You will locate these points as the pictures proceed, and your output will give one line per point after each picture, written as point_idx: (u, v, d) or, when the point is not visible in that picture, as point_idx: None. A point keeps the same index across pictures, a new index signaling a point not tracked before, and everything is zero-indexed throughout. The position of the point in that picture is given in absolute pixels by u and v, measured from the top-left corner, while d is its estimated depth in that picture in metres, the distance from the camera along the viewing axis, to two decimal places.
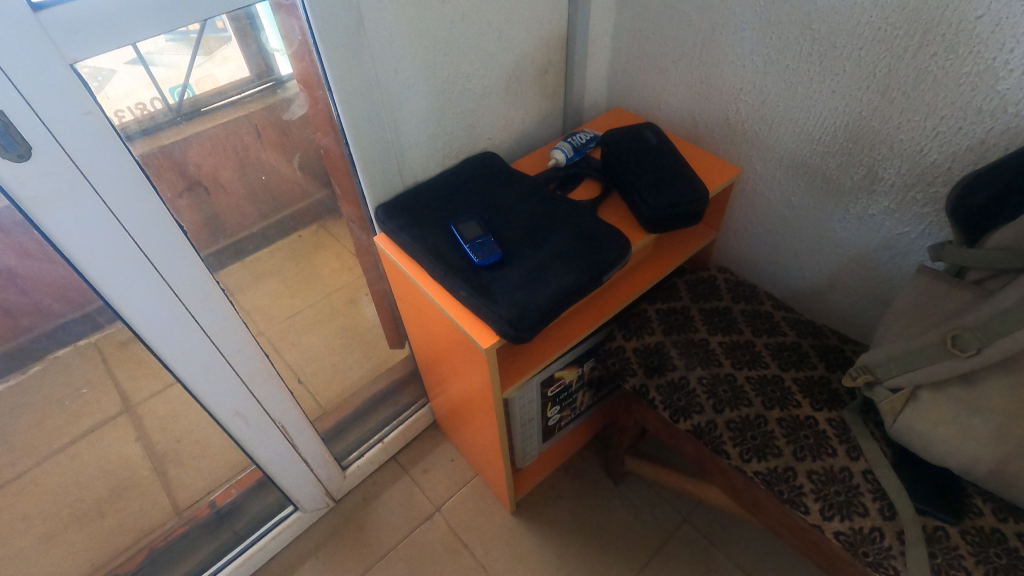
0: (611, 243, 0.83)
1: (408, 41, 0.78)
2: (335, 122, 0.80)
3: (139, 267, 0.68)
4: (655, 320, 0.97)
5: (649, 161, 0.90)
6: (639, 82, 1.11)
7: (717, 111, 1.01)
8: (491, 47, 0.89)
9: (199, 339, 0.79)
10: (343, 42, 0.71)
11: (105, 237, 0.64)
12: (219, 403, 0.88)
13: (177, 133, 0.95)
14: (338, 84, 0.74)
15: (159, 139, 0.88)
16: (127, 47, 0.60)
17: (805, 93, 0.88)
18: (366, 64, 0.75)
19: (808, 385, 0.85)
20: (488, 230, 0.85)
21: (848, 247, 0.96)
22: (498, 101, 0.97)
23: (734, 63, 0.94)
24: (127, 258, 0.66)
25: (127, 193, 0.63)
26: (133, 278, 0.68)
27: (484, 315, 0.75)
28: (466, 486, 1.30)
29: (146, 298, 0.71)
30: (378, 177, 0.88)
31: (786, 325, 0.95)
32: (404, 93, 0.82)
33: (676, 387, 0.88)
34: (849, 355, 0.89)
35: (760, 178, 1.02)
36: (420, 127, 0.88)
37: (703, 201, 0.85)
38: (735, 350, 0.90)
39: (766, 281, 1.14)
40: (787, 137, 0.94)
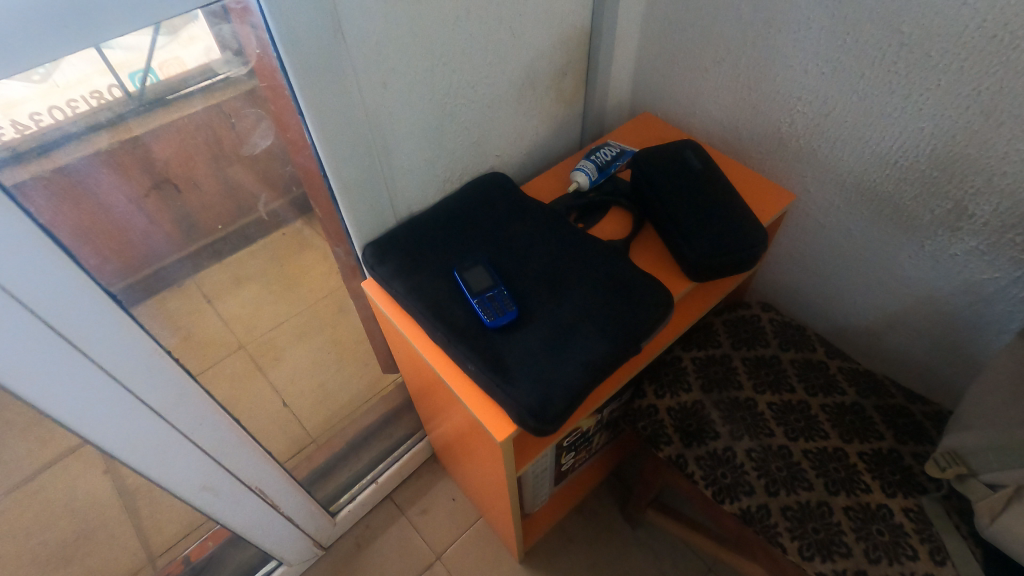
0: (649, 298, 0.68)
1: (400, 51, 0.61)
2: (308, 148, 0.64)
3: (62, 354, 0.53)
4: (692, 373, 0.83)
5: (691, 192, 0.75)
6: (670, 83, 0.94)
7: (767, 123, 0.85)
8: (501, 50, 0.72)
9: (148, 420, 0.65)
10: (314, 56, 0.55)
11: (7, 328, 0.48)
12: (180, 481, 0.74)
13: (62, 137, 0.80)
14: (310, 106, 0.58)
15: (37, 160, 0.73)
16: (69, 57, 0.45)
17: (880, 109, 0.73)
18: (346, 79, 0.58)
19: (876, 462, 0.72)
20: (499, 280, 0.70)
21: (917, 287, 0.82)
22: (508, 112, 0.80)
23: (793, 69, 0.78)
24: (46, 346, 0.51)
25: (32, 270, 0.47)
26: (53, 368, 0.53)
27: (499, 398, 0.61)
28: (468, 530, 1.19)
29: (73, 389, 0.56)
30: (365, 212, 0.72)
31: (844, 379, 0.81)
32: (394, 112, 0.66)
33: (719, 461, 0.75)
34: (920, 420, 0.77)
35: (814, 202, 0.87)
36: (413, 149, 0.72)
37: (760, 249, 0.71)
38: (788, 414, 0.77)
39: (810, 314, 1.00)
40: (853, 159, 0.79)
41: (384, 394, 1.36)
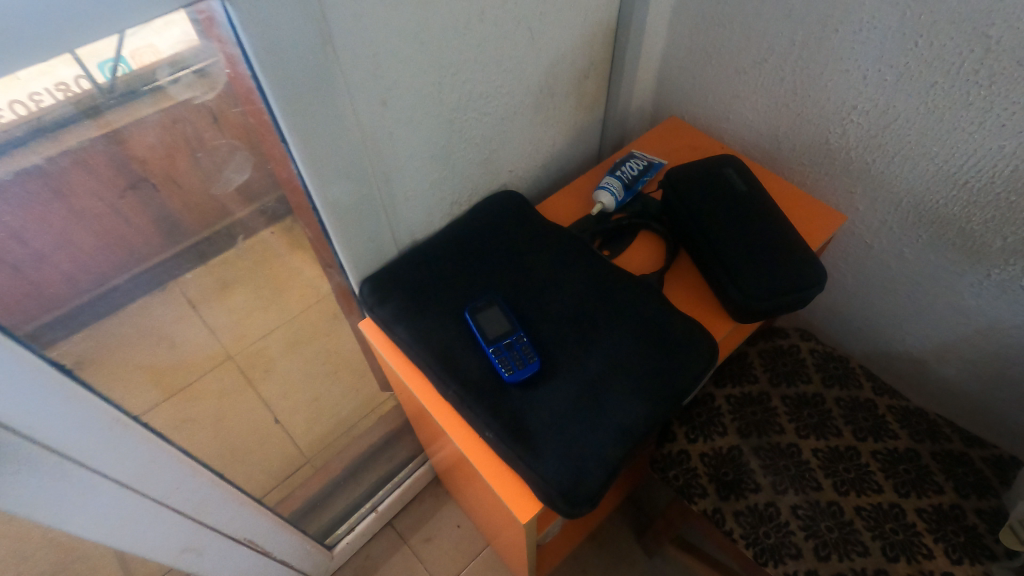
0: (689, 345, 0.59)
1: (398, 61, 0.51)
2: (291, 176, 0.54)
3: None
4: (727, 414, 0.75)
5: (733, 216, 0.65)
6: (703, 83, 0.84)
7: (813, 132, 0.76)
8: (516, 54, 0.62)
9: (115, 493, 0.56)
10: (296, 74, 0.45)
11: None
12: (157, 548, 0.65)
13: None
14: (290, 131, 0.48)
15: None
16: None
17: (952, 123, 0.63)
18: (335, 98, 0.48)
19: (937, 521, 0.65)
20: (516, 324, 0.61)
21: (977, 319, 0.74)
22: (522, 123, 0.70)
23: (850, 73, 0.68)
24: None
25: None
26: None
27: (522, 472, 0.52)
28: (474, 560, 1.12)
29: (14, 475, 0.46)
30: (361, 244, 0.63)
31: (895, 421, 0.74)
32: (393, 132, 0.56)
33: (761, 518, 0.67)
34: (981, 469, 0.69)
35: (862, 221, 0.78)
36: (416, 171, 0.62)
37: (817, 289, 0.60)
38: (836, 463, 0.70)
39: (848, 338, 0.92)
40: (914, 176, 0.70)
41: (382, 412, 1.28)
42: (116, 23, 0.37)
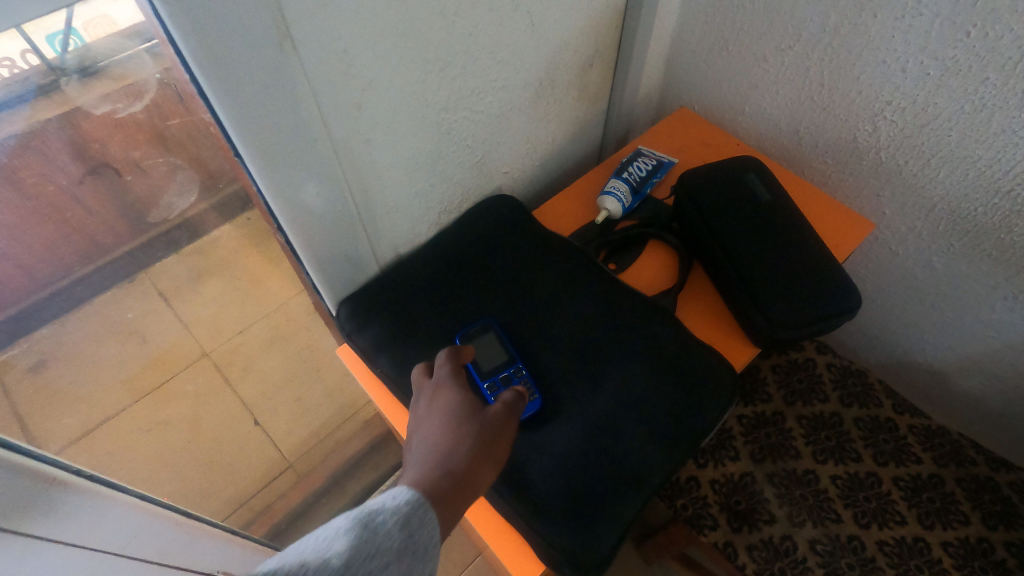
0: (708, 379, 0.53)
1: (373, 57, 0.43)
2: (250, 191, 0.46)
3: None
4: (739, 437, 0.70)
5: (755, 229, 0.58)
6: (718, 70, 0.76)
7: (837, 129, 0.69)
8: (513, 42, 0.54)
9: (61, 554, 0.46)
10: (247, 77, 0.37)
11: None
12: None
13: None
14: (244, 143, 0.40)
15: None
16: None
17: (999, 124, 0.56)
18: (299, 105, 0.40)
19: (963, 556, 0.60)
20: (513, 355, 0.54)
21: (1007, 334, 0.68)
22: (519, 120, 0.63)
23: (885, 65, 0.61)
24: None
25: None
26: None
27: (524, 531, 0.47)
28: None
29: None
30: (338, 263, 0.55)
31: (918, 443, 0.68)
32: (370, 138, 0.48)
33: (776, 553, 0.63)
34: (1008, 496, 0.64)
35: (887, 225, 0.72)
36: (399, 179, 0.54)
37: (849, 313, 0.54)
38: (856, 492, 0.65)
39: (863, 345, 0.87)
40: (950, 180, 0.63)
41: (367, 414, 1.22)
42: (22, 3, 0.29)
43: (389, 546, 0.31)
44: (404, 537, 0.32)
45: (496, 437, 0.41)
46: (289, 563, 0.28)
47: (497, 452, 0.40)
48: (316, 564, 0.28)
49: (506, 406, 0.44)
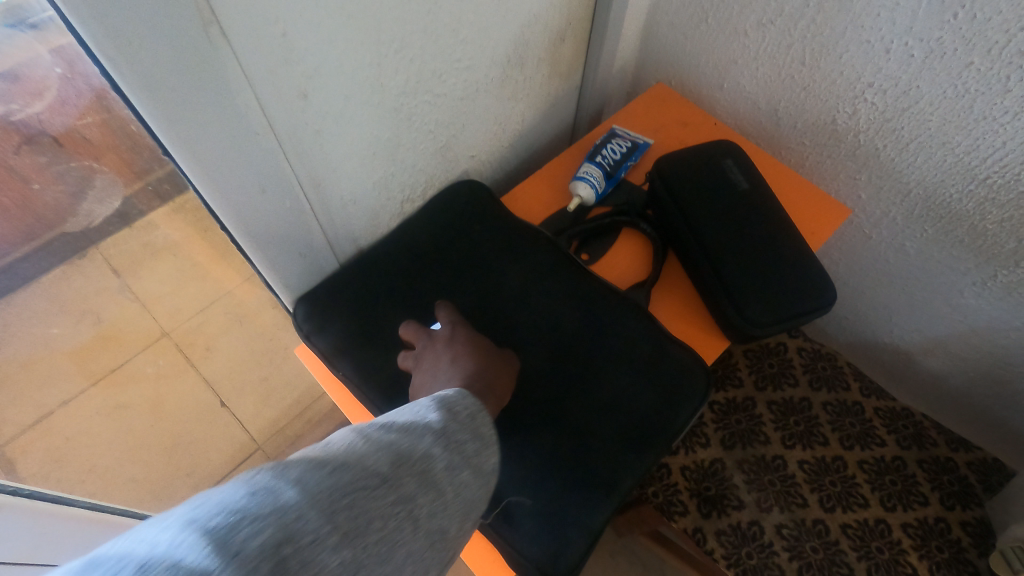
0: (682, 378, 0.51)
1: (318, 40, 0.38)
2: (186, 188, 0.42)
3: None
4: (710, 423, 0.70)
5: (731, 219, 0.56)
6: (697, 44, 0.73)
7: (817, 110, 0.67)
8: (478, 18, 0.49)
9: None
10: (166, 68, 0.32)
11: None
12: None
13: None
14: (170, 139, 0.35)
15: None
16: None
17: (981, 110, 0.55)
18: (235, 97, 0.36)
19: (923, 536, 0.62)
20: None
21: (975, 318, 0.69)
22: (485, 101, 0.59)
23: (868, 45, 0.58)
24: None
25: None
26: None
27: (494, 539, 0.46)
28: None
29: None
30: (291, 261, 0.52)
31: (883, 426, 0.70)
32: (319, 130, 0.44)
33: (744, 537, 0.64)
34: (965, 476, 0.66)
35: (863, 210, 0.71)
36: (356, 170, 0.50)
37: (824, 307, 0.53)
38: (823, 476, 0.66)
39: (833, 326, 0.87)
40: (927, 166, 0.62)
41: None
42: None
43: (471, 422, 0.32)
44: (477, 419, 0.33)
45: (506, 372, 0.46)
46: (397, 421, 0.30)
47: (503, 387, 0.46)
48: (417, 424, 0.30)
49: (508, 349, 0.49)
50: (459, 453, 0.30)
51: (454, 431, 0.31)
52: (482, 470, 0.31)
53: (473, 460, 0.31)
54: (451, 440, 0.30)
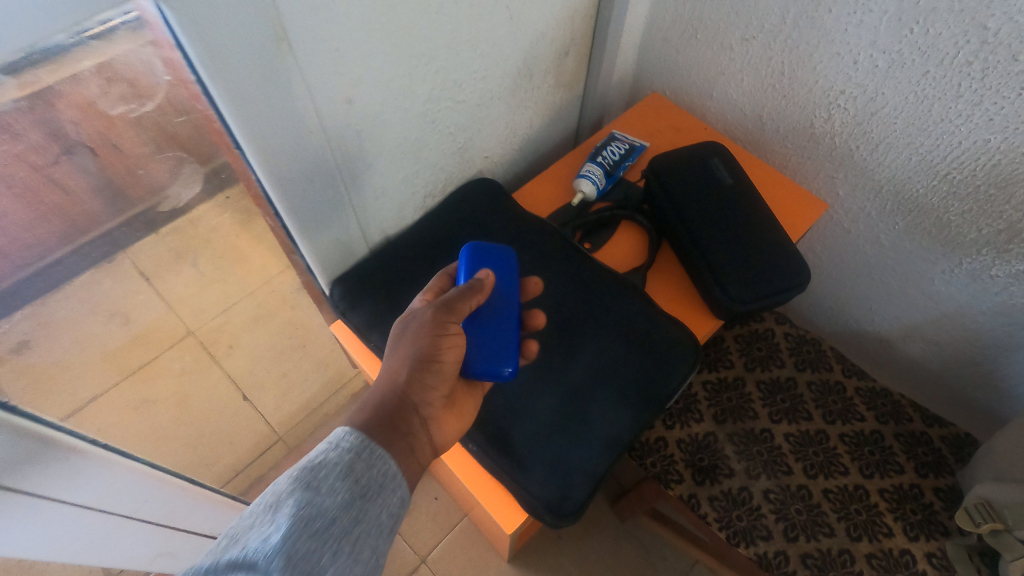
0: (674, 348, 0.58)
1: (364, 55, 0.46)
2: (248, 179, 0.49)
3: None
4: (704, 401, 0.76)
5: (718, 210, 0.63)
6: (688, 57, 0.80)
7: (796, 114, 0.74)
8: (494, 36, 0.57)
9: (87, 522, 0.53)
10: (250, 78, 0.40)
11: None
12: (136, 561, 0.65)
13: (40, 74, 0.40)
14: (244, 136, 0.43)
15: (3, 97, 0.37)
16: None
17: (939, 114, 0.62)
18: (295, 102, 0.44)
19: (897, 500, 0.68)
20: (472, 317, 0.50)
21: (946, 304, 0.75)
22: (498, 107, 0.66)
23: (839, 57, 0.65)
24: None
25: None
26: None
27: (510, 486, 0.52)
28: (454, 531, 1.10)
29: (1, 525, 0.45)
30: (329, 247, 0.59)
31: (863, 403, 0.76)
32: (359, 130, 0.51)
33: (734, 502, 0.70)
34: (939, 448, 0.72)
35: (842, 207, 0.78)
36: (386, 167, 0.58)
37: (800, 286, 0.60)
38: (807, 448, 0.72)
39: (819, 316, 0.93)
40: (895, 164, 0.69)
41: (354, 388, 1.25)
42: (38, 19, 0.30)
43: (323, 518, 0.33)
44: (335, 506, 0.34)
45: (438, 345, 0.46)
46: (230, 555, 0.31)
47: (443, 361, 0.46)
48: (255, 547, 0.31)
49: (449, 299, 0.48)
50: (312, 557, 0.32)
51: (298, 542, 0.32)
52: (347, 557, 0.34)
53: (341, 547, 0.34)
54: (295, 552, 0.31)
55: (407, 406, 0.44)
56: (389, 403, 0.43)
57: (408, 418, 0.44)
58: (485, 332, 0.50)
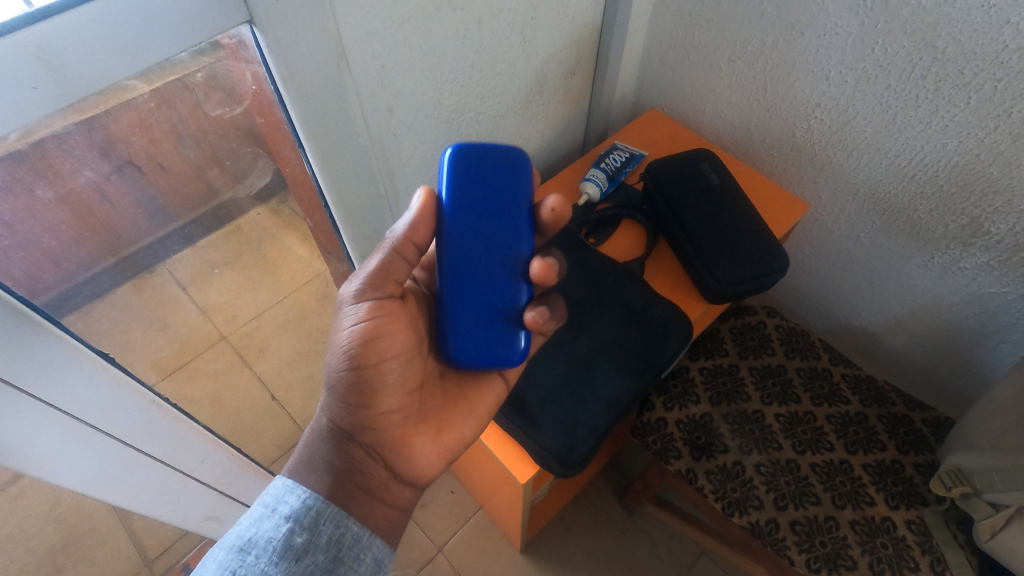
0: (668, 327, 0.66)
1: (404, 72, 0.56)
2: (305, 175, 0.59)
3: (68, 429, 0.52)
4: (701, 385, 0.83)
5: (706, 208, 0.71)
6: (683, 77, 0.90)
7: (780, 125, 0.83)
8: (509, 58, 0.67)
9: (150, 467, 0.64)
10: (316, 89, 0.49)
11: (24, 418, 0.48)
12: (186, 513, 0.77)
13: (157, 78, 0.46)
14: (307, 137, 0.52)
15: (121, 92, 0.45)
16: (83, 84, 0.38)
17: (902, 123, 0.70)
18: (348, 109, 0.53)
19: (879, 473, 0.74)
20: (459, 278, 0.50)
21: (923, 296, 0.82)
22: (514, 119, 0.76)
23: (814, 74, 0.74)
24: (53, 426, 0.51)
25: (37, 361, 0.46)
26: (69, 442, 0.53)
27: (522, 441, 0.61)
28: (470, 521, 1.15)
29: (90, 457, 0.57)
30: (367, 237, 0.68)
31: (848, 387, 0.82)
32: (397, 135, 0.61)
33: (729, 475, 0.76)
34: (920, 428, 0.78)
35: (825, 208, 0.86)
36: (417, 169, 0.67)
37: (780, 272, 0.68)
38: (795, 427, 0.78)
39: (811, 312, 1.00)
40: (868, 168, 0.77)
41: None
42: (179, 38, 0.40)
43: None
44: None
45: (360, 371, 0.50)
46: None
47: (370, 378, 0.50)
48: None
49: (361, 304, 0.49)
50: None
51: None
52: None
53: None
54: None
55: (342, 436, 0.51)
56: (327, 437, 0.51)
57: (352, 446, 0.51)
58: (475, 292, 0.51)
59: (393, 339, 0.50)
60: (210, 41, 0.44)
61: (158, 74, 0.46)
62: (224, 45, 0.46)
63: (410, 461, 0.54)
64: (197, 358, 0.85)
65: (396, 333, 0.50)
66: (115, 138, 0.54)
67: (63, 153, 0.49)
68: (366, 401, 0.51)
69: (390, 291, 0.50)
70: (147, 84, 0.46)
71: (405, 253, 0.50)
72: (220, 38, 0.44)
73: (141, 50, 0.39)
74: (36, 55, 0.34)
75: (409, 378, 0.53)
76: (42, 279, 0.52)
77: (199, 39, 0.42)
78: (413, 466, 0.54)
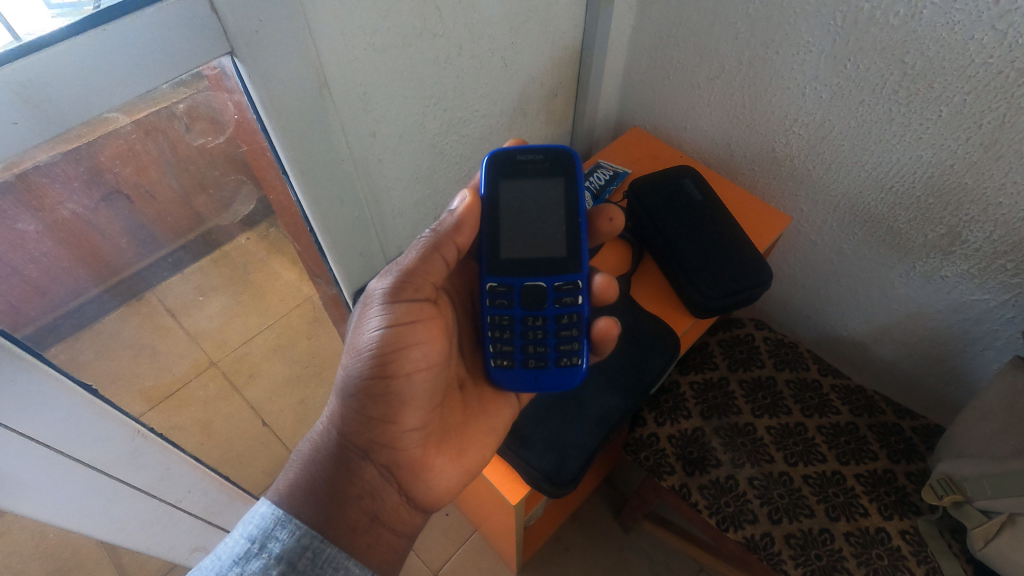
0: (655, 342, 0.67)
1: (386, 99, 0.57)
2: (290, 202, 0.59)
3: (46, 463, 0.51)
4: (691, 399, 0.83)
5: (689, 224, 0.72)
6: (663, 95, 0.92)
7: (759, 140, 0.84)
8: (491, 81, 0.68)
9: (135, 500, 0.63)
10: (299, 117, 0.50)
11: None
12: (174, 543, 0.76)
13: (144, 110, 0.47)
14: (291, 164, 0.53)
15: (105, 124, 0.45)
16: (66, 117, 0.38)
17: (879, 136, 0.71)
18: (332, 135, 0.54)
19: (872, 484, 0.74)
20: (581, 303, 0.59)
21: (907, 304, 0.83)
22: (498, 140, 0.77)
23: (790, 90, 0.76)
24: (30, 460, 0.49)
25: (11, 395, 0.45)
26: (48, 474, 0.52)
27: (512, 460, 0.61)
28: (465, 544, 1.13)
29: (70, 491, 0.55)
30: (354, 261, 0.68)
31: (838, 398, 0.82)
32: (381, 159, 0.62)
33: (723, 490, 0.76)
34: (910, 436, 0.78)
35: (807, 221, 0.87)
36: (402, 191, 0.68)
37: (765, 285, 0.68)
38: (787, 439, 0.78)
39: (798, 323, 1.01)
40: (847, 180, 0.78)
41: None
42: (164, 68, 0.41)
43: None
44: None
45: (383, 385, 0.49)
46: None
47: (394, 395, 0.50)
48: None
49: (388, 309, 0.49)
50: None
51: None
52: None
53: None
54: None
55: (354, 454, 0.50)
56: (335, 456, 0.49)
57: (365, 467, 0.50)
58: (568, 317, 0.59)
59: (419, 348, 0.50)
60: (196, 71, 0.45)
61: (146, 105, 0.46)
62: (208, 73, 0.47)
63: (423, 482, 0.54)
64: (185, 385, 0.84)
65: (425, 346, 0.50)
66: (101, 168, 0.54)
67: (47, 184, 0.49)
68: (392, 418, 0.50)
69: (423, 293, 0.51)
70: (129, 114, 0.46)
71: (445, 251, 0.52)
72: (202, 68, 0.45)
73: (124, 81, 0.39)
74: (17, 91, 0.35)
75: (433, 394, 0.53)
76: (25, 311, 0.51)
77: (185, 68, 0.42)
78: (427, 488, 0.54)
